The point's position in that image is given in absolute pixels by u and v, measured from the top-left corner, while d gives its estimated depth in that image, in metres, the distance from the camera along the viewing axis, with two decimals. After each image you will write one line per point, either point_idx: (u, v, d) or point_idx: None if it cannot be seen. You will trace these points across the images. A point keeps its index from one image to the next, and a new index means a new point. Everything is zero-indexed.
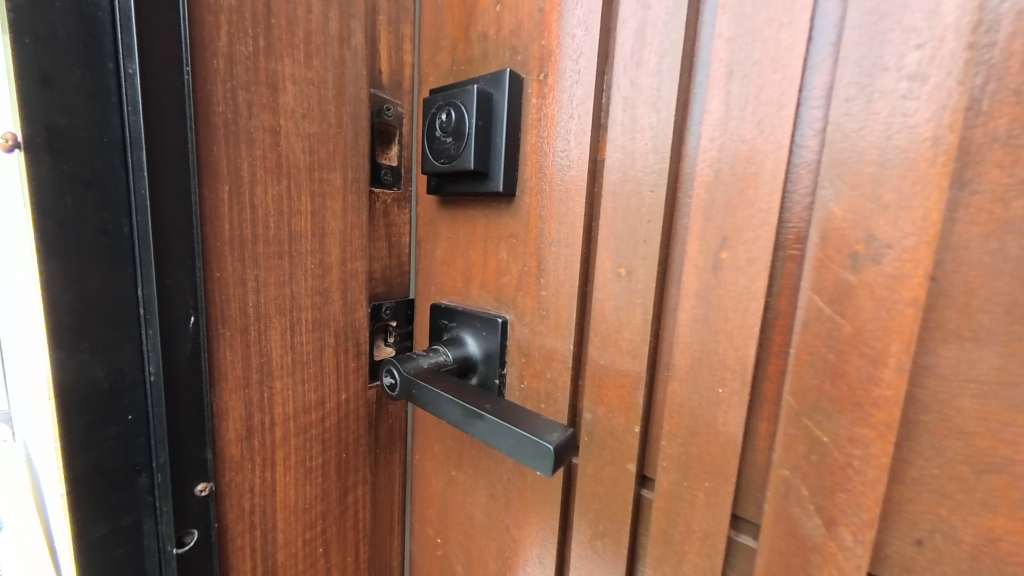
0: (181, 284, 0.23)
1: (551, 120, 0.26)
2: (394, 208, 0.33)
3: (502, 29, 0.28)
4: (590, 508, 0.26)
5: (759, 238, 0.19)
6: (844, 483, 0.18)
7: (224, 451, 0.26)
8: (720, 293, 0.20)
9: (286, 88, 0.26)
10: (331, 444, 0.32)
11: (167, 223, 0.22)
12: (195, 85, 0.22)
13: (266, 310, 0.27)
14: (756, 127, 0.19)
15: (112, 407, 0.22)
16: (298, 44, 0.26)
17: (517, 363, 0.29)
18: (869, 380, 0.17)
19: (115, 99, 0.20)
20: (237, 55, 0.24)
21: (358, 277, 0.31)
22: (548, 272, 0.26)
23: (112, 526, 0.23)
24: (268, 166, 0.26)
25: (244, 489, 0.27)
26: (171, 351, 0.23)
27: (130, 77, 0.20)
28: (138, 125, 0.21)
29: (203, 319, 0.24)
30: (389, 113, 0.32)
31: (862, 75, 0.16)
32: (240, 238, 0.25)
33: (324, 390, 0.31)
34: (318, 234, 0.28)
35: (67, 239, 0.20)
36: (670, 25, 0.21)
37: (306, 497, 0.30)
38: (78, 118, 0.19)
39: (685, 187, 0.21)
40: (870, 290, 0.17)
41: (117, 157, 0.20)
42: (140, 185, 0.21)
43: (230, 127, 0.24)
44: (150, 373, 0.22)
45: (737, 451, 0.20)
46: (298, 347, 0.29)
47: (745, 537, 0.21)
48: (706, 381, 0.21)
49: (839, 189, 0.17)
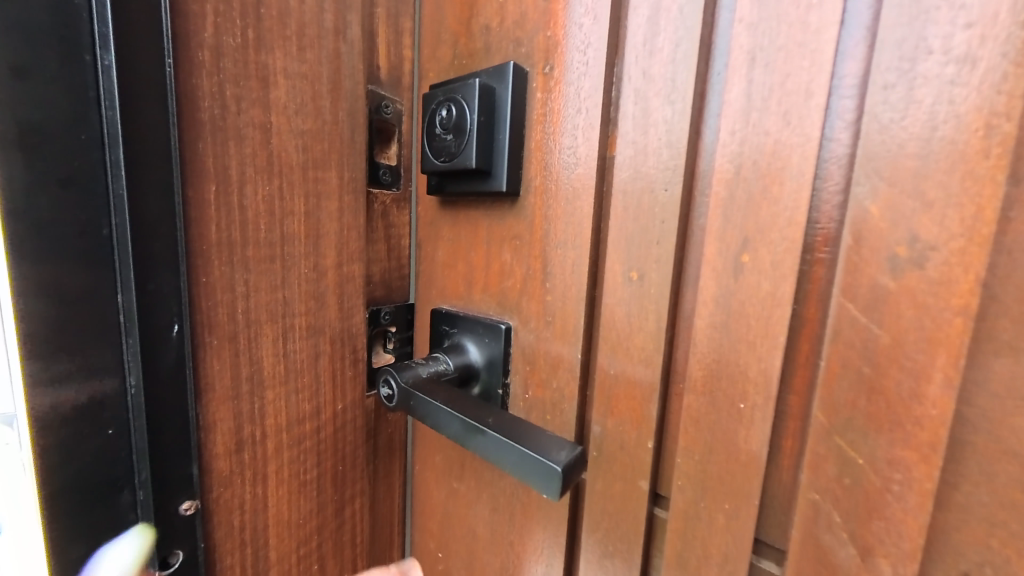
0: (163, 290, 0.22)
1: (557, 115, 0.24)
2: (393, 209, 0.32)
3: (505, 20, 0.26)
4: (599, 525, 0.24)
5: (784, 239, 0.18)
6: (881, 509, 0.16)
7: (213, 466, 0.25)
8: (741, 299, 0.19)
9: (277, 83, 0.25)
10: (327, 456, 0.30)
11: (149, 225, 0.21)
12: (179, 78, 0.21)
13: (257, 316, 0.25)
14: (782, 119, 0.17)
15: (91, 421, 0.21)
16: (290, 37, 0.25)
17: (522, 372, 0.27)
18: (910, 397, 0.15)
19: (93, 94, 0.19)
20: (224, 47, 0.23)
21: (355, 280, 0.30)
22: (553, 276, 0.25)
23: (92, 546, 0.21)
24: (259, 165, 0.24)
25: (234, 505, 0.26)
26: (154, 362, 0.22)
27: (108, 68, 0.19)
28: (117, 121, 0.19)
29: (188, 328, 0.23)
30: (388, 110, 0.31)
31: (903, 59, 0.15)
32: (229, 241, 0.24)
33: (319, 400, 0.29)
34: (312, 236, 0.27)
35: (42, 243, 0.19)
36: (686, 10, 0.20)
37: (300, 512, 0.29)
38: (52, 112, 0.18)
39: (701, 184, 0.20)
40: (911, 297, 0.15)
41: (95, 154, 0.19)
42: (119, 184, 0.20)
43: (217, 124, 0.23)
44: (131, 385, 0.21)
45: (760, 470, 0.19)
46: (291, 355, 0.27)
47: (769, 563, 0.19)
48: (726, 393, 0.19)
49: (875, 186, 0.16)
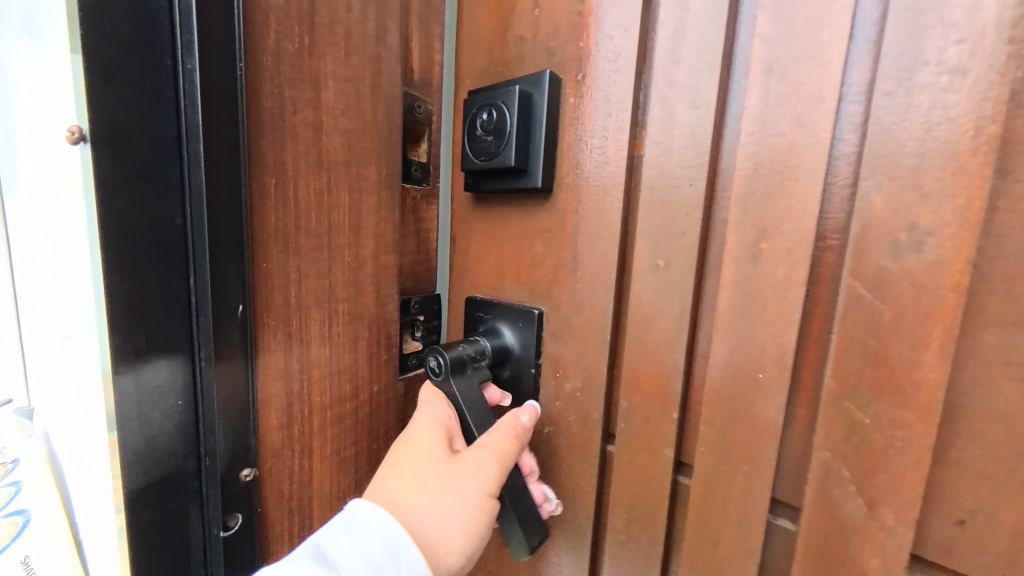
0: (228, 273, 0.24)
1: (587, 118, 0.27)
2: (423, 204, 0.35)
3: (539, 31, 0.29)
4: (625, 494, 0.27)
5: (798, 228, 0.20)
6: (885, 465, 0.18)
7: (265, 439, 0.27)
8: (758, 282, 0.21)
9: (326, 84, 0.27)
10: (364, 437, 0.33)
11: (216, 213, 0.24)
12: (246, 81, 0.24)
13: (306, 301, 0.28)
14: (796, 122, 0.20)
15: (163, 389, 0.24)
16: (339, 42, 0.28)
17: (552, 355, 0.30)
18: (910, 364, 0.18)
19: (172, 95, 0.22)
20: (283, 53, 0.25)
21: (390, 271, 0.32)
22: (583, 265, 0.27)
23: (161, 507, 0.24)
24: (310, 162, 0.27)
25: (282, 477, 0.28)
26: (220, 338, 0.25)
27: (188, 73, 0.22)
28: (193, 120, 0.22)
29: (249, 309, 0.25)
30: (419, 110, 0.33)
31: (903, 69, 0.17)
32: (284, 230, 0.26)
33: (357, 382, 0.32)
34: (354, 227, 0.30)
35: (128, 231, 0.22)
36: (708, 25, 0.22)
37: (340, 486, 0.32)
38: (139, 114, 0.22)
39: (722, 181, 0.22)
40: (911, 277, 0.17)
41: (172, 151, 0.22)
42: (194, 176, 0.23)
43: (276, 123, 0.25)
44: (200, 358, 0.24)
45: (776, 434, 0.21)
46: (334, 337, 0.30)
47: (783, 520, 0.22)
48: (745, 367, 0.22)
49: (879, 180, 0.18)
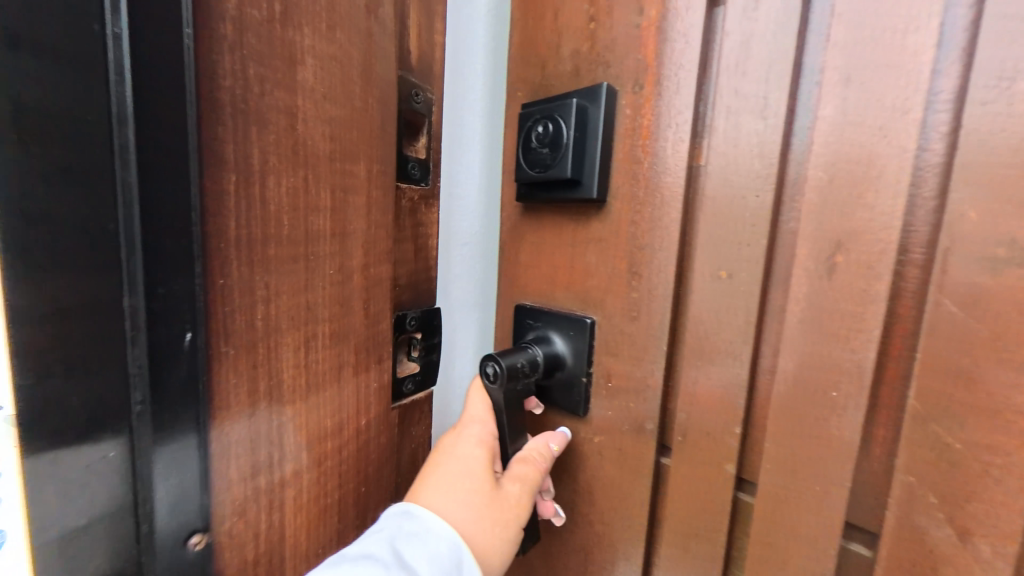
0: (174, 294, 0.20)
1: (645, 128, 0.27)
2: (421, 206, 0.32)
3: (595, 44, 0.29)
4: (682, 507, 0.26)
5: (878, 242, 0.19)
6: (980, 493, 0.17)
7: (226, 496, 0.23)
8: (833, 296, 0.20)
9: (304, 61, 0.23)
10: (346, 472, 0.29)
11: (162, 216, 0.19)
12: (196, 50, 0.19)
13: (278, 324, 0.24)
14: (876, 133, 0.19)
15: (86, 446, 0.19)
16: (320, 12, 0.24)
17: (603, 365, 0.30)
18: (1009, 387, 0.17)
19: (97, 62, 0.17)
20: (248, 18, 0.21)
21: (382, 283, 0.29)
22: (640, 274, 0.27)
23: None
24: (285, 154, 0.23)
25: (247, 542, 0.24)
26: (162, 378, 0.20)
27: (117, 35, 0.17)
28: (126, 97, 0.18)
29: (202, 336, 0.21)
30: (418, 100, 0.31)
31: (1000, 79, 0.16)
32: (251, 236, 0.22)
33: (343, 417, 0.28)
34: (339, 233, 0.26)
35: (40, 245, 0.17)
36: (778, 35, 0.22)
37: (322, 541, 0.28)
38: (49, 87, 0.17)
39: (791, 192, 0.22)
40: (1011, 295, 0.16)
41: (97, 136, 0.18)
42: (127, 169, 0.18)
43: (239, 106, 0.21)
44: (136, 402, 0.20)
45: (852, 454, 0.20)
46: (313, 366, 0.26)
47: (858, 545, 0.21)
48: (817, 385, 0.21)
49: (973, 193, 0.17)
